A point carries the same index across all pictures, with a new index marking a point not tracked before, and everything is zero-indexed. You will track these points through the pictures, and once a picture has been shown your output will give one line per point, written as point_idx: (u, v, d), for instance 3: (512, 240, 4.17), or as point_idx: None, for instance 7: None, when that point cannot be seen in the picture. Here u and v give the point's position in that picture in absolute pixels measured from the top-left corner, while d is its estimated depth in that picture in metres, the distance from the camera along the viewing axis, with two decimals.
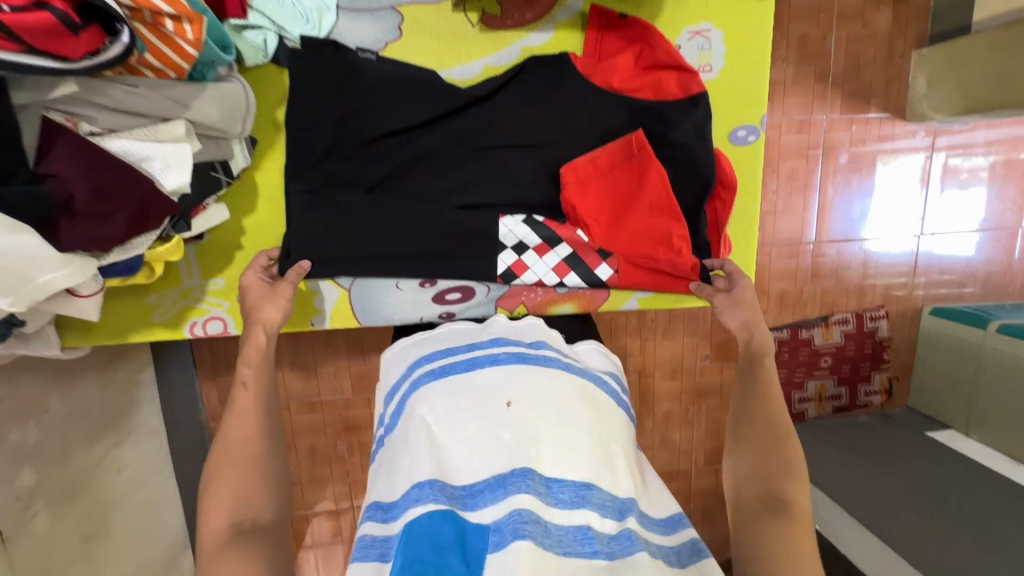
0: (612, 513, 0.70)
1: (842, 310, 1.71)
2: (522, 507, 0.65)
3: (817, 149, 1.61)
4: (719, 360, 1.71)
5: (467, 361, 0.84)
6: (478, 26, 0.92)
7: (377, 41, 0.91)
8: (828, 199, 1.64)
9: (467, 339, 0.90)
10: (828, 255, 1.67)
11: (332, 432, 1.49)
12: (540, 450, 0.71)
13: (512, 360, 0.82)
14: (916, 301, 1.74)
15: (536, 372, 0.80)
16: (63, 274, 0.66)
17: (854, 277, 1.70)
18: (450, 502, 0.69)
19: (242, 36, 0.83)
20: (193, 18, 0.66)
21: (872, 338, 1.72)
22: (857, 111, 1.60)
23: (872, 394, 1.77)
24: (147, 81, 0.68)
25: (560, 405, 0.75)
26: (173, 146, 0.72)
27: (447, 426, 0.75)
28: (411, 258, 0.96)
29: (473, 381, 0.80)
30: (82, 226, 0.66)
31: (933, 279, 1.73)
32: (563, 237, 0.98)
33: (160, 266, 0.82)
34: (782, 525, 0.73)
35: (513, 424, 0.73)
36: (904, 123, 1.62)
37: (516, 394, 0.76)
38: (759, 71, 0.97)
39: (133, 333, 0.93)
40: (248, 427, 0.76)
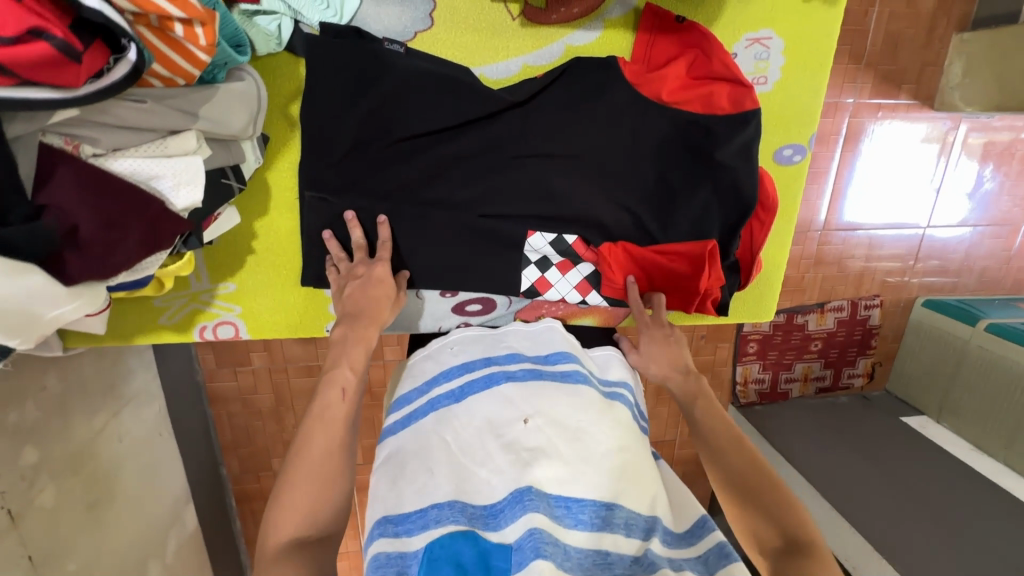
0: (637, 531, 0.68)
1: (840, 298, 1.67)
2: (544, 528, 0.62)
3: (839, 134, 1.51)
4: (714, 341, 1.67)
5: (484, 376, 0.81)
6: (519, 20, 0.82)
7: (405, 31, 0.81)
8: (841, 185, 1.56)
9: (484, 351, 0.86)
10: (834, 242, 1.62)
11: None
12: (561, 463, 0.69)
13: (531, 376, 0.80)
14: (910, 290, 1.69)
15: (552, 387, 0.77)
16: (71, 309, 0.61)
17: (856, 266, 1.65)
18: (470, 523, 0.66)
19: (254, 22, 0.73)
20: (206, 19, 0.57)
21: (864, 326, 1.70)
22: (886, 96, 1.49)
23: (855, 376, 1.75)
24: (154, 93, 0.60)
25: (579, 422, 0.73)
26: (184, 160, 0.64)
27: (466, 445, 0.73)
28: (432, 270, 0.91)
29: (491, 397, 0.77)
30: (89, 258, 0.59)
31: (929, 266, 1.68)
32: (587, 257, 0.94)
33: (171, 280, 0.77)
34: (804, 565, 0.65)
35: (533, 443, 0.71)
36: (931, 112, 1.52)
37: (534, 411, 0.74)
38: (816, 85, 0.90)
39: (138, 336, 0.89)
40: (331, 438, 0.68)
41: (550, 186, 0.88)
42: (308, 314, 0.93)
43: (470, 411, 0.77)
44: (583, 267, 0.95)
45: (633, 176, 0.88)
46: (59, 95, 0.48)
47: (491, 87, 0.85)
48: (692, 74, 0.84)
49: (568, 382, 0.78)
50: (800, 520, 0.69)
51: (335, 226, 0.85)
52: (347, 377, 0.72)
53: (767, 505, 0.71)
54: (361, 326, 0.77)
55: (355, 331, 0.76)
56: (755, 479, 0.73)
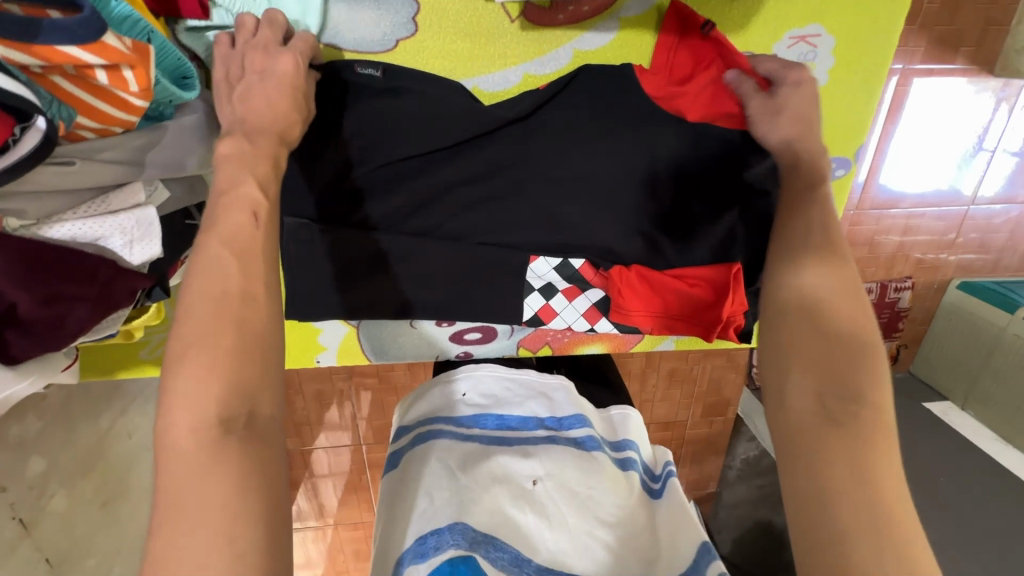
0: None
1: (867, 279, 1.40)
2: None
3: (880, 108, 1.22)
4: None
5: (497, 434, 0.76)
6: (518, 22, 0.70)
7: (385, 39, 0.69)
8: (876, 162, 1.27)
9: (497, 403, 0.80)
10: (865, 225, 1.34)
11: (309, 396, 1.40)
12: (567, 528, 0.65)
13: (543, 440, 0.74)
14: (946, 270, 1.42)
15: (566, 450, 0.73)
16: (23, 387, 0.56)
17: (889, 246, 1.37)
18: (473, 548, 0.60)
19: (206, 38, 0.63)
20: (134, 60, 0.47)
21: (892, 310, 1.42)
22: (940, 62, 1.19)
23: None
24: (82, 147, 0.52)
25: (590, 487, 0.68)
26: (134, 214, 0.57)
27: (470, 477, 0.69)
28: (429, 304, 0.81)
29: (501, 452, 0.72)
30: (37, 336, 0.54)
31: (970, 243, 1.39)
32: (596, 283, 0.80)
33: (140, 329, 0.71)
34: (850, 441, 0.47)
35: (541, 509, 0.66)
36: (987, 79, 1.21)
37: (544, 471, 0.70)
38: (868, 88, 0.77)
39: (121, 372, 0.84)
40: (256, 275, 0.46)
41: (555, 213, 0.75)
42: (297, 343, 0.87)
43: (480, 458, 0.71)
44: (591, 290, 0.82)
45: (654, 199, 0.75)
46: None
47: (485, 101, 0.74)
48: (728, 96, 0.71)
49: (582, 450, 0.73)
50: (876, 419, 0.48)
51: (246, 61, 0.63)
52: (257, 197, 0.50)
53: (850, 385, 0.49)
54: (263, 138, 0.54)
55: (254, 147, 0.53)
56: (844, 348, 0.51)
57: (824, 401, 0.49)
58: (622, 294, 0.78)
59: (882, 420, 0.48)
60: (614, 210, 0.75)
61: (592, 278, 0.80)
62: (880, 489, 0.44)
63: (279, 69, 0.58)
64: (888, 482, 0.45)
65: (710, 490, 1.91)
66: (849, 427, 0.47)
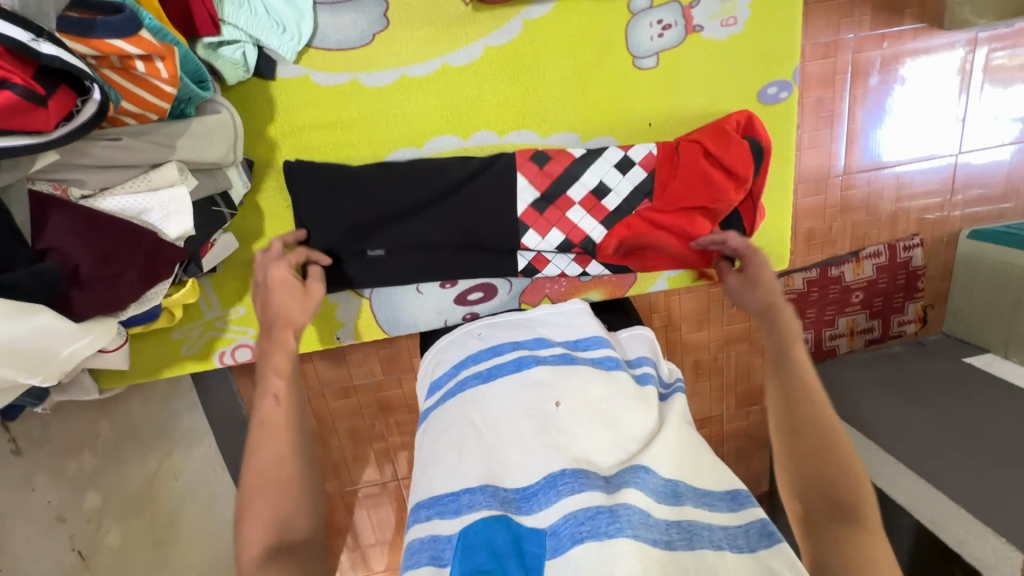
0: (665, 498, 0.59)
1: (874, 242, 1.45)
2: (578, 507, 0.56)
3: (844, 72, 1.30)
4: None
5: (513, 360, 0.74)
6: (472, 5, 0.81)
7: (363, 35, 0.81)
8: (857, 124, 1.34)
9: (511, 335, 0.79)
10: (858, 187, 1.40)
11: (342, 431, 1.43)
12: (589, 445, 0.64)
13: (558, 360, 0.73)
14: (952, 224, 1.45)
15: (585, 370, 0.71)
16: (84, 343, 0.65)
17: (887, 205, 1.42)
18: (504, 507, 0.59)
19: (219, 53, 0.76)
20: (164, 53, 0.60)
21: (907, 269, 1.46)
22: (889, 25, 1.27)
23: (907, 324, 1.51)
24: (129, 130, 0.64)
25: (609, 404, 0.68)
26: (169, 191, 0.67)
27: (497, 422, 0.67)
28: (435, 254, 0.92)
29: (519, 381, 0.71)
30: (93, 294, 0.64)
31: (968, 197, 1.42)
32: (578, 227, 0.91)
33: (179, 310, 0.81)
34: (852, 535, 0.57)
35: (565, 429, 0.65)
36: (941, 32, 1.29)
37: (565, 393, 0.68)
38: (791, 15, 0.86)
39: (165, 369, 0.92)
40: (278, 445, 0.64)
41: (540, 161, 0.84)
42: (316, 326, 0.96)
43: (501, 395, 0.70)
44: (575, 215, 0.90)
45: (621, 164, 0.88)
46: (36, 140, 0.51)
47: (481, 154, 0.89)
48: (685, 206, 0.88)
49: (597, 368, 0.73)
50: (872, 523, 0.58)
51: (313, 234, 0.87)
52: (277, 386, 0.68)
53: (844, 495, 0.60)
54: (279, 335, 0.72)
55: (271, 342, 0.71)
56: (831, 456, 0.63)
57: (827, 505, 0.60)
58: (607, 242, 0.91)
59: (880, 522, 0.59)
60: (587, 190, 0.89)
61: (577, 225, 0.91)
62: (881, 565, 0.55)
63: (275, 279, 0.75)
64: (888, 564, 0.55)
65: (766, 489, 1.81)
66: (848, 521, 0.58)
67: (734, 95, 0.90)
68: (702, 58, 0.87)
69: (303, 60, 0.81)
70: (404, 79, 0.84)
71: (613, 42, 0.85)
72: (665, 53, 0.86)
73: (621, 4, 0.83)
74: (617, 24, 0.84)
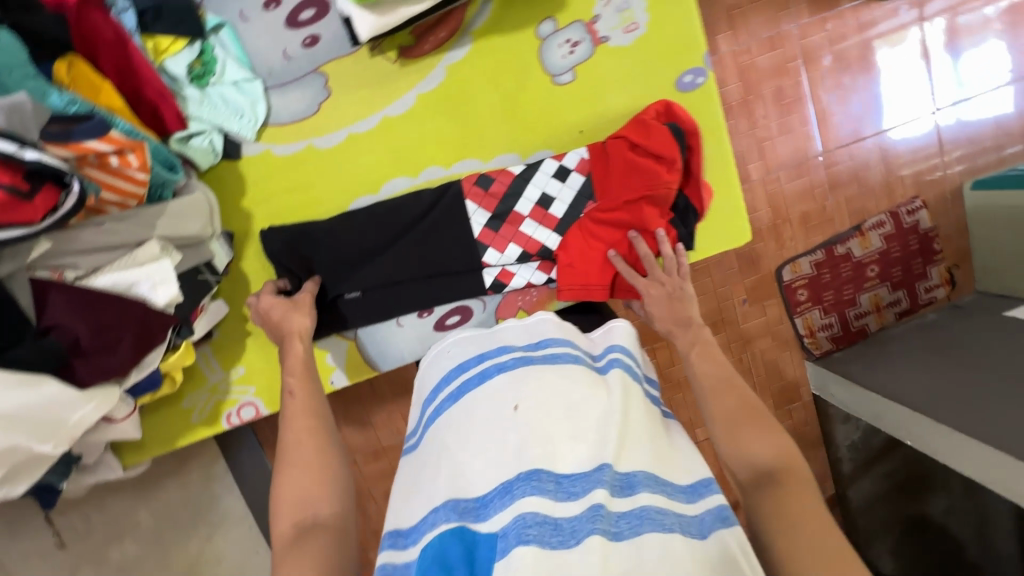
0: (616, 490, 0.55)
1: (876, 213, 1.56)
2: (527, 510, 0.53)
3: (796, 60, 1.46)
4: (758, 301, 1.57)
5: (478, 374, 0.69)
6: (398, 62, 0.92)
7: (310, 106, 0.93)
8: (824, 105, 1.49)
9: (477, 348, 0.74)
10: (842, 161, 1.53)
11: (380, 494, 1.45)
12: (551, 446, 0.58)
13: (520, 365, 0.68)
14: (953, 180, 1.57)
15: (542, 371, 0.66)
16: (91, 409, 0.73)
17: (878, 176, 1.54)
18: (461, 518, 0.57)
19: (189, 145, 0.86)
20: (133, 146, 0.71)
21: (917, 233, 1.57)
22: (826, 9, 1.45)
23: (934, 289, 1.61)
24: (111, 216, 0.74)
25: (568, 398, 0.63)
26: (153, 265, 0.76)
27: (461, 438, 0.62)
28: (405, 284, 0.98)
29: (482, 394, 0.66)
30: (93, 362, 0.72)
31: (966, 151, 1.55)
32: (532, 241, 0.97)
33: (180, 374, 0.88)
34: (784, 500, 0.61)
35: (525, 434, 0.59)
36: (882, 4, 1.46)
37: (524, 395, 0.63)
38: (687, 9, 0.94)
39: (180, 438, 0.98)
40: (302, 430, 0.72)
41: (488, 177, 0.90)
42: None
43: (464, 412, 0.65)
44: (528, 228, 0.96)
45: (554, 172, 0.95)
46: (26, 230, 0.61)
47: (432, 186, 0.97)
48: (629, 199, 0.91)
49: (559, 365, 0.67)
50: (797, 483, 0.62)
51: (290, 277, 0.94)
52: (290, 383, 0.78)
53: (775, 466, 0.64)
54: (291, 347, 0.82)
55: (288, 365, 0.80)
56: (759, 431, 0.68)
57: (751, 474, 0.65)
58: (563, 253, 0.96)
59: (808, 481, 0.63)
60: (530, 204, 0.96)
61: (529, 239, 0.97)
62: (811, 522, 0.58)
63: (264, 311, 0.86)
64: (816, 518, 0.59)
65: (831, 493, 1.68)
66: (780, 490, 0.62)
67: (654, 88, 0.96)
68: (616, 63, 0.95)
69: (262, 136, 0.93)
70: (352, 135, 0.94)
71: (530, 67, 0.94)
72: (579, 67, 0.95)
73: (529, 32, 0.93)
74: (530, 50, 0.94)
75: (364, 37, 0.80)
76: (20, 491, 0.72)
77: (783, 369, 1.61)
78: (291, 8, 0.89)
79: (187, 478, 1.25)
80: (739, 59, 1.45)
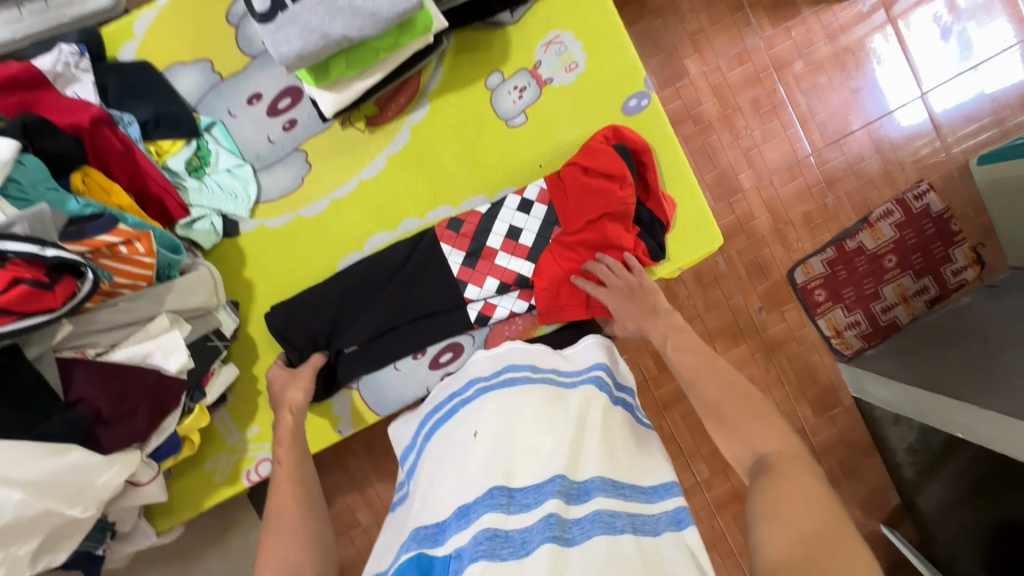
0: (571, 497, 0.59)
1: (882, 203, 1.52)
2: (480, 527, 0.56)
3: (768, 70, 1.51)
4: (776, 308, 1.53)
5: (446, 412, 0.75)
6: (367, 130, 1.03)
7: (295, 179, 1.04)
8: (803, 108, 1.51)
9: (448, 389, 0.80)
10: (835, 158, 1.52)
11: None
12: (507, 465, 0.62)
13: (482, 395, 0.72)
14: (957, 158, 1.51)
15: (499, 396, 0.70)
16: (114, 473, 0.80)
17: (875, 166, 1.52)
18: (420, 545, 0.59)
19: (193, 228, 0.99)
20: (140, 235, 0.82)
21: (930, 217, 1.51)
22: (789, 18, 1.50)
23: (962, 271, 1.52)
24: (126, 296, 0.84)
25: (522, 417, 0.67)
26: (165, 335, 0.85)
27: (433, 474, 0.67)
28: (396, 329, 1.04)
29: (450, 429, 0.71)
30: (115, 430, 0.81)
31: (971, 125, 1.50)
32: (509, 271, 1.02)
33: (197, 435, 0.96)
34: (773, 479, 0.68)
35: (482, 458, 0.63)
36: (843, 5, 1.50)
37: (481, 421, 0.68)
38: (620, 41, 1.02)
39: (205, 500, 1.05)
40: (287, 495, 0.81)
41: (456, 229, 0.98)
42: (321, 426, 1.08)
43: (435, 452, 0.70)
44: (502, 260, 1.02)
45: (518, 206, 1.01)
46: (49, 315, 0.71)
47: (407, 237, 1.05)
48: (590, 218, 0.97)
49: (517, 389, 0.71)
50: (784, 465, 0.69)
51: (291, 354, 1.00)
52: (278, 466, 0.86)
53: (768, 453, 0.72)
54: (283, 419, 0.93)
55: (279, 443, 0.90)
56: (749, 419, 0.76)
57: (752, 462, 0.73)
58: (540, 280, 1.00)
59: (798, 463, 0.69)
60: (500, 239, 1.01)
61: (506, 270, 1.02)
62: (794, 498, 0.64)
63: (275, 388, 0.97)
64: (800, 493, 0.65)
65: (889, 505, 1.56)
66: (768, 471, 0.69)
67: (601, 116, 1.03)
68: (563, 101, 1.03)
69: (257, 213, 1.04)
70: (333, 201, 1.04)
71: (485, 116, 1.03)
72: (529, 109, 1.03)
73: (480, 85, 1.03)
74: (482, 101, 1.03)
75: (328, 112, 0.90)
76: (63, 560, 0.79)
77: (817, 374, 1.53)
78: (270, 99, 1.02)
79: (227, 548, 1.31)
80: (709, 78, 1.51)
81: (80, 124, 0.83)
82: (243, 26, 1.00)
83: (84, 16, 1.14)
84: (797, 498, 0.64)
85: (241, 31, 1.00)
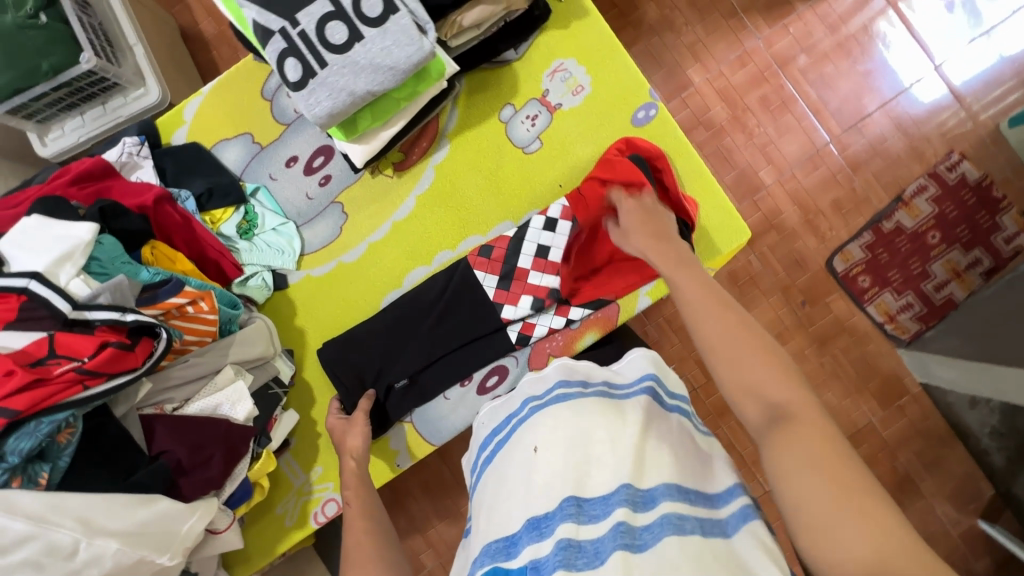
0: (640, 505, 0.59)
1: (914, 179, 1.49)
2: (561, 537, 0.57)
3: (772, 68, 1.53)
4: (819, 300, 1.49)
5: (505, 430, 0.76)
6: (396, 175, 1.11)
7: (334, 229, 1.12)
8: (814, 98, 1.52)
9: (506, 409, 0.81)
10: (855, 142, 1.51)
11: None
12: (573, 477, 0.63)
13: (536, 413, 0.73)
14: (986, 125, 1.48)
15: (554, 409, 0.71)
16: (196, 519, 0.85)
17: (899, 145, 1.50)
18: (494, 559, 0.61)
19: (247, 285, 1.07)
20: (203, 295, 0.89)
21: (969, 186, 1.47)
22: (785, 16, 1.53)
23: (1016, 237, 1.45)
24: (195, 352, 0.91)
25: (579, 429, 0.68)
26: (230, 386, 0.91)
27: (497, 493, 0.67)
28: (444, 358, 1.07)
29: (510, 446, 0.72)
30: (194, 478, 0.86)
31: (995, 90, 1.47)
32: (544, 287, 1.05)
33: (266, 480, 1.01)
34: (797, 434, 0.58)
35: (547, 470, 0.64)
36: None
37: (540, 437, 0.68)
38: (621, 60, 1.07)
39: (277, 545, 1.08)
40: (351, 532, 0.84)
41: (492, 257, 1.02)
42: (380, 462, 1.11)
43: (495, 472, 0.71)
44: (535, 278, 1.05)
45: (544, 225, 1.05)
46: (133, 374, 0.79)
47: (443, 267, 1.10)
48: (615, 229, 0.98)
49: (570, 401, 0.72)
50: (800, 411, 0.59)
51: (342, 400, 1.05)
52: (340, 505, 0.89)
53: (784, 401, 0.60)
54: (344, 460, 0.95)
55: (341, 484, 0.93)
56: (763, 358, 0.64)
57: (760, 409, 0.61)
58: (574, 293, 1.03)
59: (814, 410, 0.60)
60: (532, 259, 1.05)
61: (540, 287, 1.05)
62: (828, 456, 0.56)
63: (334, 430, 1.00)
64: (825, 447, 0.56)
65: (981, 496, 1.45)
66: (792, 424, 0.59)
67: (612, 131, 1.08)
68: (573, 123, 1.08)
69: (302, 264, 1.12)
70: (371, 244, 1.11)
71: (503, 147, 1.09)
72: (543, 135, 1.09)
73: (494, 120, 1.09)
74: (498, 134, 1.09)
75: (359, 162, 0.98)
76: None
77: (874, 361, 1.47)
78: (306, 160, 1.11)
79: None
80: (714, 84, 1.55)
81: (146, 204, 0.93)
82: (277, 99, 1.11)
83: (137, 112, 1.28)
84: (828, 453, 0.56)
85: (276, 104, 1.11)
